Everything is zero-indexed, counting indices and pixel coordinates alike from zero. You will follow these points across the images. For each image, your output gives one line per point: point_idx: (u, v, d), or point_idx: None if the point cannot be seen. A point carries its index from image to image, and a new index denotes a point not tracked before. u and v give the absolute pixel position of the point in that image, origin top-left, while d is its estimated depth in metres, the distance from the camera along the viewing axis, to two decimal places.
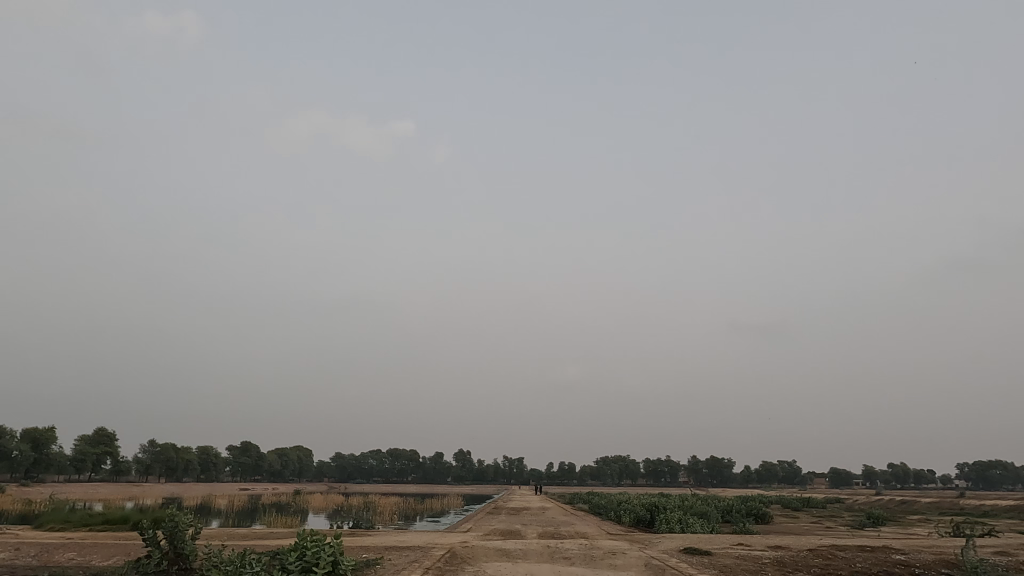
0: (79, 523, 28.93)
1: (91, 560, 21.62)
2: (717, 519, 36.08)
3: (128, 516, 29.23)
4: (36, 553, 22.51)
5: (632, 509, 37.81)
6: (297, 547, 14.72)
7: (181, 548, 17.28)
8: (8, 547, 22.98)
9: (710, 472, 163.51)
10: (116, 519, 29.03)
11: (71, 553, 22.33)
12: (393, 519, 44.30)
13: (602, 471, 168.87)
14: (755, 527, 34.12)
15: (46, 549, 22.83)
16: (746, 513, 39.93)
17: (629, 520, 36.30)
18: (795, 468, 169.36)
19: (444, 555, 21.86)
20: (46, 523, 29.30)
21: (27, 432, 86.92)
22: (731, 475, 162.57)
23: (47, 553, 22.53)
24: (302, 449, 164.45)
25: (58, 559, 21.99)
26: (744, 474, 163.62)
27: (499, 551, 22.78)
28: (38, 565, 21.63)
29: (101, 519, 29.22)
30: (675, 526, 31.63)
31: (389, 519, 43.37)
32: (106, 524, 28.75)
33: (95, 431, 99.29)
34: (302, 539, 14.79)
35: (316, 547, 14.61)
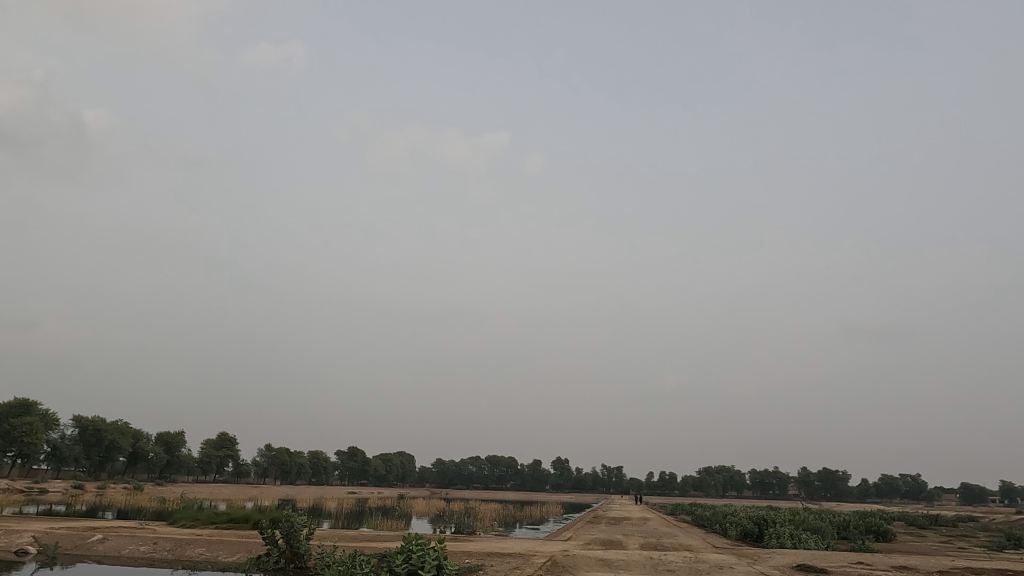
0: (206, 522, 31.10)
1: (219, 556, 23.27)
2: (832, 535, 33.88)
3: (249, 516, 31.12)
4: (171, 547, 24.46)
5: (739, 522, 36.18)
6: (402, 551, 15.16)
7: (297, 547, 18.23)
8: (147, 541, 25.14)
9: (824, 485, 154.80)
10: (238, 518, 30.99)
11: (200, 548, 24.11)
12: (493, 526, 44.85)
13: (705, 482, 163.52)
14: (875, 545, 31.75)
15: (179, 544, 24.75)
16: (865, 530, 37.34)
17: (735, 533, 34.87)
18: (920, 483, 156.92)
19: (545, 564, 21.70)
20: (178, 520, 31.81)
21: (161, 435, 94.53)
22: (847, 489, 152.97)
23: (180, 548, 24.41)
24: (404, 454, 169.72)
25: (190, 554, 23.76)
26: (862, 488, 153.77)
27: (600, 562, 22.50)
28: (172, 559, 23.50)
29: (225, 518, 31.28)
30: (786, 541, 30.00)
31: (490, 526, 43.77)
32: (230, 522, 30.85)
33: (218, 435, 106.88)
34: (407, 543, 15.18)
35: (422, 551, 14.94)
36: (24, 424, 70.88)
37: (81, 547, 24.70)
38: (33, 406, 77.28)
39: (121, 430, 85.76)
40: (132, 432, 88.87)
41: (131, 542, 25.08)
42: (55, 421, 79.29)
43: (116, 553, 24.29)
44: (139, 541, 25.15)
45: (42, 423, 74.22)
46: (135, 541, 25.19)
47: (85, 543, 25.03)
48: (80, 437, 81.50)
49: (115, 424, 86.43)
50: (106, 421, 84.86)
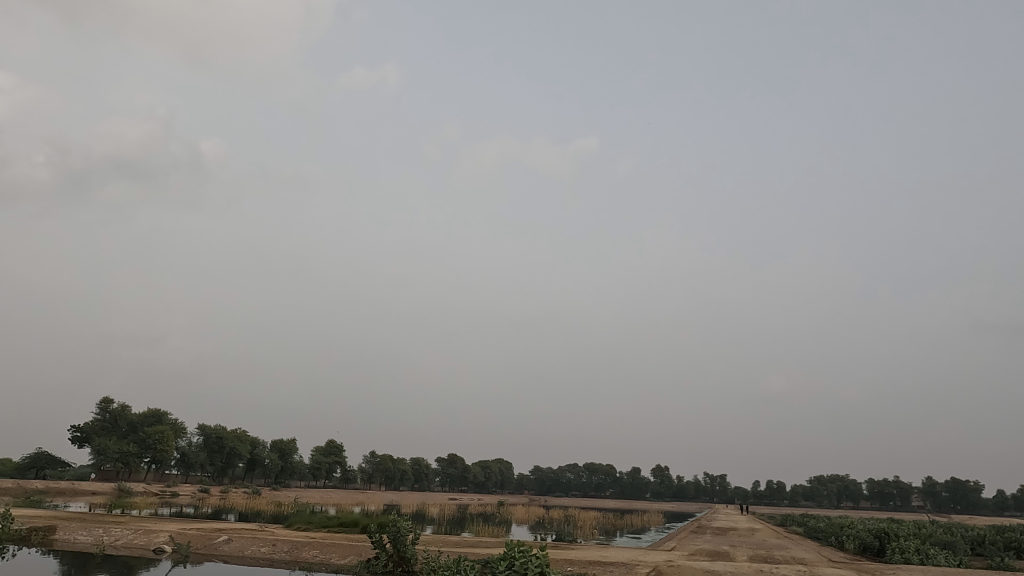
0: (319, 525, 32.64)
1: (332, 558, 24.39)
2: (966, 552, 31.11)
3: (357, 520, 32.37)
4: (288, 549, 25.87)
5: (857, 535, 33.93)
6: (505, 557, 15.29)
7: (403, 551, 18.82)
8: (267, 542, 26.72)
9: (952, 497, 142.82)
10: (348, 521, 32.38)
11: (314, 550, 25.36)
12: (594, 534, 44.46)
13: (817, 492, 154.55)
14: (1017, 564, 28.93)
15: (295, 546, 26.15)
16: (1003, 547, 34.10)
17: (854, 547, 32.81)
18: None
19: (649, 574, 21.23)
20: (294, 523, 33.53)
21: (275, 443, 100.30)
22: (980, 501, 140.26)
23: (296, 549, 25.78)
24: (503, 461, 171.11)
25: (305, 555, 25.04)
26: (998, 500, 140.65)
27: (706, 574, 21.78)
28: (290, 560, 24.88)
29: (335, 522, 32.66)
30: (912, 556, 27.87)
31: (591, 534, 43.30)
32: (340, 526, 32.15)
33: (327, 443, 112.04)
34: (510, 549, 15.30)
35: (524, 558, 15.03)
36: (155, 432, 77.04)
37: (209, 547, 26.57)
38: (164, 415, 84.09)
39: (240, 437, 91.72)
40: (250, 440, 94.72)
41: (253, 543, 26.75)
42: (183, 429, 85.89)
43: (240, 553, 25.97)
44: (260, 543, 26.74)
45: (171, 431, 80.48)
46: (256, 542, 26.84)
47: (213, 543, 26.88)
48: (204, 444, 87.93)
49: (235, 432, 92.48)
50: (227, 429, 91.11)
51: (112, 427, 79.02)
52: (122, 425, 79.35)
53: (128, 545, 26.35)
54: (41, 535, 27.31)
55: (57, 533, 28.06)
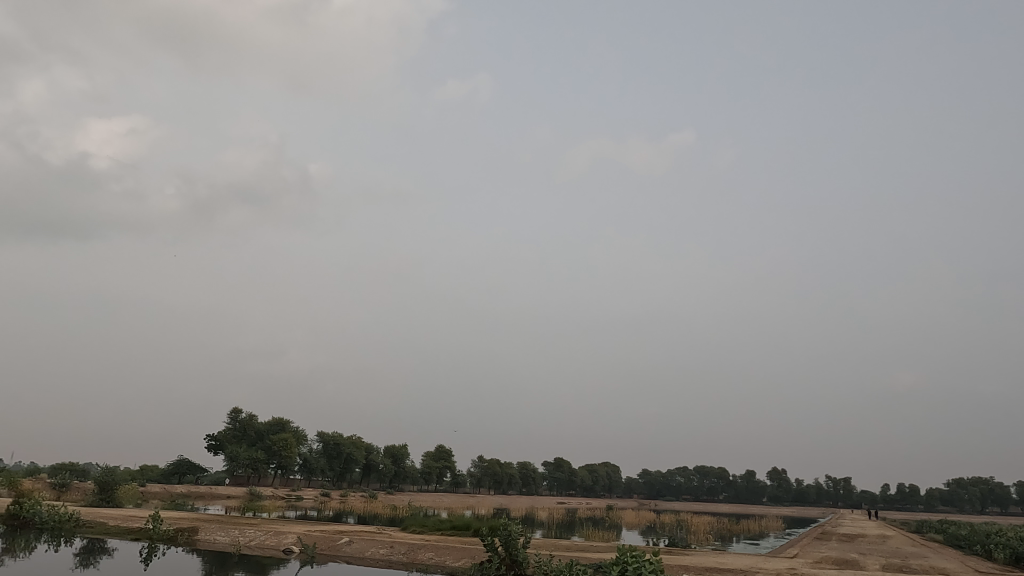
0: (433, 527, 33.59)
1: (446, 560, 25.05)
2: None
3: (469, 523, 32.99)
4: (405, 551, 26.82)
5: (1007, 543, 30.91)
6: (617, 562, 15.07)
7: (515, 555, 19.01)
8: (385, 544, 27.78)
9: None
10: (460, 525, 33.11)
11: (429, 553, 26.06)
12: (708, 539, 42.89)
13: (956, 496, 142.04)
14: None
15: (412, 548, 26.99)
16: None
17: (1004, 557, 29.82)
18: None
19: None
20: (409, 526, 34.71)
21: (388, 448, 104.28)
22: None
23: (412, 552, 26.63)
24: (610, 465, 169.38)
25: (421, 557, 25.84)
26: None
27: None
28: (407, 561, 25.79)
29: (449, 526, 33.41)
30: None
31: (706, 540, 41.82)
32: (453, 529, 32.92)
33: (436, 448, 115.05)
34: (622, 554, 15.06)
35: (636, 562, 14.80)
36: (280, 440, 82.16)
37: (333, 547, 28.04)
38: (287, 423, 89.52)
39: (356, 443, 96.22)
40: (365, 445, 99.03)
41: (372, 545, 27.94)
42: (304, 436, 91.03)
43: (361, 554, 27.22)
44: (378, 545, 27.83)
45: (294, 438, 85.51)
46: (376, 544, 27.99)
47: (336, 544, 28.35)
48: (323, 451, 92.73)
49: (351, 439, 96.99)
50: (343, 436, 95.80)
51: (242, 434, 85.05)
52: (250, 433, 85.16)
53: (261, 545, 28.27)
54: (186, 535, 29.88)
55: (200, 533, 30.59)
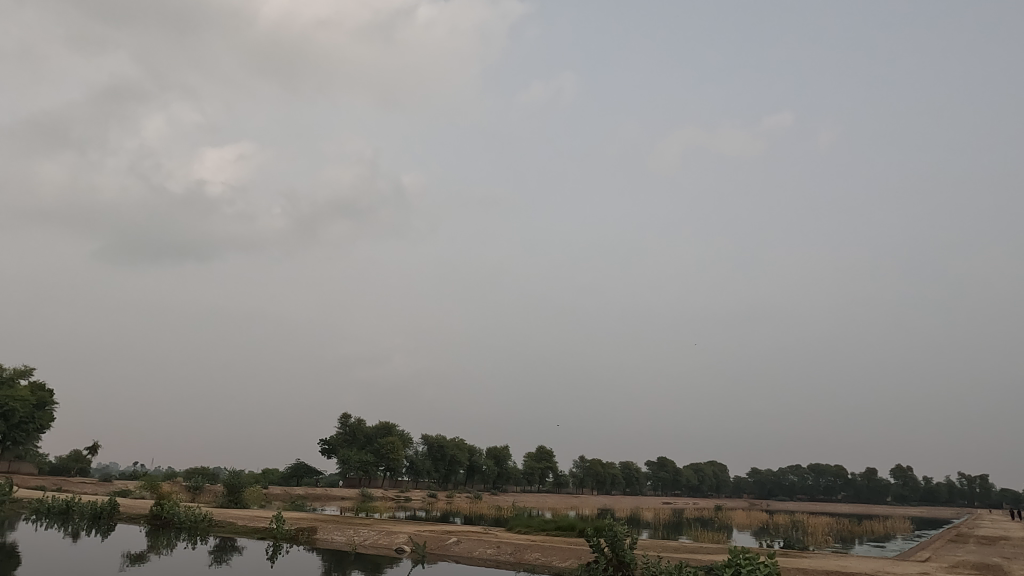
0: (538, 528, 33.76)
1: (553, 561, 25.10)
2: None
3: (574, 524, 32.91)
4: (512, 551, 27.08)
5: None
6: (730, 565, 14.54)
7: (622, 556, 18.73)
8: (492, 544, 28.15)
9: None
10: (565, 525, 33.07)
11: (536, 553, 26.15)
12: (828, 541, 40.50)
13: None
14: None
15: (519, 548, 27.21)
16: None
17: None
18: None
19: None
20: (515, 526, 35.00)
21: (490, 449, 105.87)
22: None
23: (519, 552, 26.87)
24: (716, 464, 164.65)
25: (528, 557, 26.03)
26: None
27: None
28: (514, 561, 26.04)
29: (553, 526, 33.47)
30: None
31: (825, 542, 39.58)
32: (558, 530, 32.95)
33: (537, 448, 115.66)
34: (735, 556, 14.54)
35: (751, 565, 14.22)
36: (388, 443, 85.33)
37: (442, 547, 28.78)
38: (393, 427, 92.88)
39: (459, 445, 98.46)
40: (467, 447, 101.07)
41: (479, 545, 28.39)
42: (410, 439, 94.12)
43: (469, 554, 27.76)
44: (485, 544, 28.27)
45: (400, 441, 88.54)
46: (482, 544, 28.45)
47: (445, 543, 29.09)
48: (428, 453, 95.48)
49: (454, 441, 99.31)
50: (447, 439, 98.25)
51: (352, 438, 89.11)
52: (360, 436, 89.04)
53: (375, 545, 29.43)
54: (306, 535, 31.59)
55: (319, 532, 32.24)
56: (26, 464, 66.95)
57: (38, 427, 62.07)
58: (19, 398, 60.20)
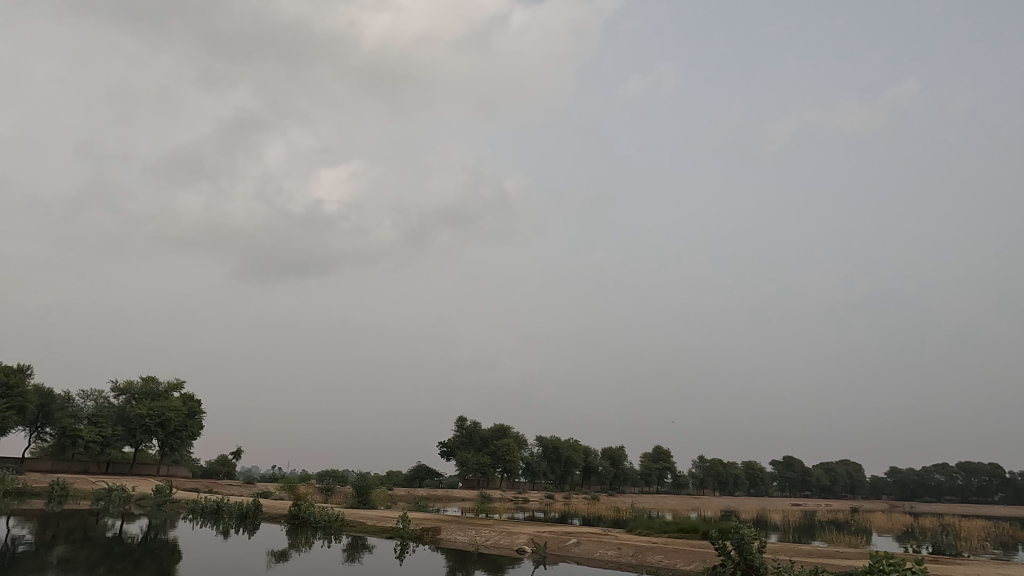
0: (659, 530, 33.01)
1: (677, 564, 24.46)
2: None
3: (697, 526, 31.89)
4: (633, 553, 26.64)
5: None
6: (871, 571, 13.56)
7: (750, 560, 17.91)
8: (614, 546, 27.85)
9: None
10: (688, 527, 32.10)
11: (659, 556, 25.60)
12: (986, 547, 36.72)
13: None
14: None
15: (641, 550, 26.72)
16: None
17: None
18: None
19: None
20: (635, 528, 34.43)
21: (606, 450, 104.99)
22: None
23: (641, 553, 26.41)
24: (850, 463, 154.69)
25: (651, 560, 25.52)
26: None
27: None
28: (636, 564, 25.63)
29: (675, 527, 32.68)
30: None
31: (983, 548, 35.52)
32: (680, 532, 32.06)
33: (654, 449, 113.36)
34: (875, 562, 13.54)
35: (894, 570, 13.22)
36: (504, 445, 86.58)
37: (562, 548, 28.82)
38: (508, 429, 94.26)
39: (574, 446, 98.39)
40: (582, 448, 100.77)
41: (600, 546, 28.17)
42: (525, 441, 95.12)
43: (590, 555, 27.62)
44: (607, 546, 28.04)
45: (515, 442, 89.69)
46: (603, 545, 28.21)
47: (565, 544, 29.14)
48: (544, 454, 96.13)
49: (568, 442, 99.41)
50: (562, 440, 98.49)
51: (470, 441, 91.39)
52: (476, 439, 91.16)
53: (497, 545, 29.94)
54: (430, 534, 32.71)
55: (443, 533, 33.24)
56: (181, 468, 73.79)
57: (190, 435, 68.15)
58: (173, 408, 66.42)
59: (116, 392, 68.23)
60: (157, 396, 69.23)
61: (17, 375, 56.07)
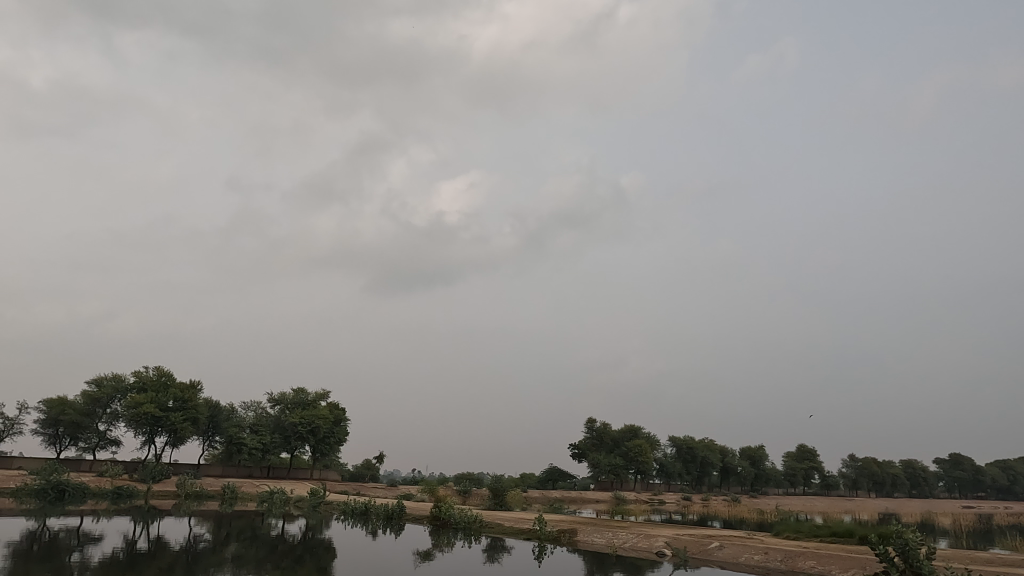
0: (810, 534, 30.96)
1: (832, 571, 22.82)
2: None
3: (853, 530, 29.59)
4: (782, 558, 25.20)
5: None
6: None
7: (919, 568, 16.37)
8: (760, 550, 26.47)
9: None
10: (842, 531, 29.88)
11: (811, 561, 24.06)
12: None
13: None
14: None
15: (791, 555, 25.22)
16: None
17: None
18: None
19: None
20: (782, 531, 32.58)
21: (745, 450, 100.54)
22: None
23: (790, 559, 24.93)
24: None
25: (802, 566, 24.03)
26: None
27: None
28: (786, 570, 24.23)
29: (828, 531, 30.51)
30: None
31: None
32: (834, 536, 29.91)
33: (798, 448, 106.99)
34: None
35: None
36: (635, 446, 85.14)
37: (704, 552, 27.80)
38: (639, 430, 92.61)
39: (709, 446, 94.96)
40: (719, 448, 97.02)
41: (745, 551, 26.91)
42: (657, 442, 93.08)
43: (735, 560, 26.46)
44: (752, 550, 26.72)
45: (648, 443, 87.90)
46: (748, 549, 26.92)
47: (707, 548, 28.11)
48: (678, 455, 93.56)
49: (703, 442, 96.15)
50: (696, 440, 95.51)
51: (600, 442, 90.73)
52: (607, 440, 90.33)
53: (635, 548, 29.42)
54: (567, 537, 32.74)
55: (579, 535, 33.16)
56: (332, 471, 79.07)
57: (337, 440, 72.82)
58: (321, 416, 71.34)
59: (272, 402, 74.42)
60: (307, 405, 74.66)
61: (190, 390, 62.59)
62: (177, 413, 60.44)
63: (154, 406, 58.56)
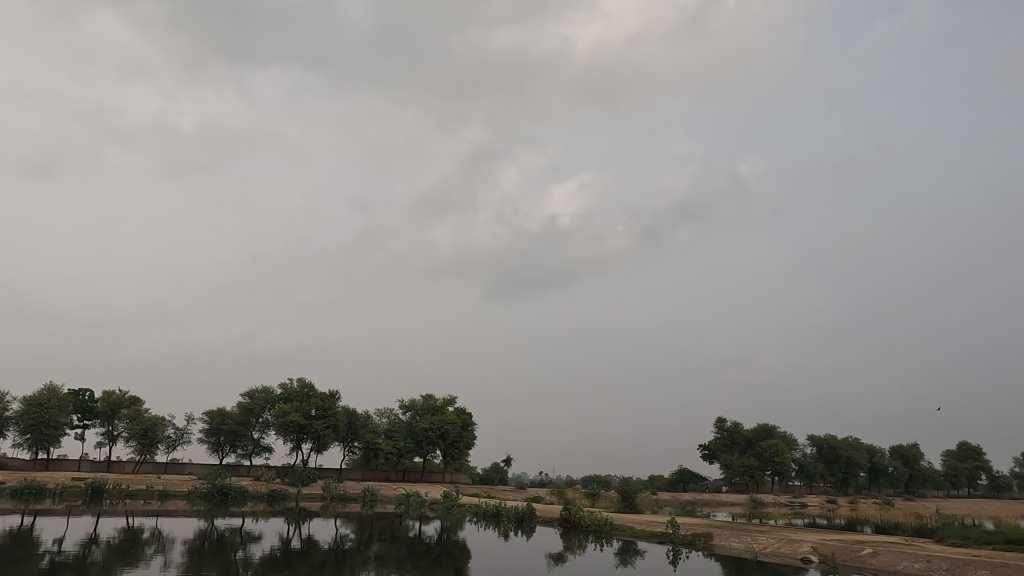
0: (979, 541, 27.92)
1: None
2: None
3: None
4: (948, 567, 22.91)
5: None
6: None
7: None
8: (920, 558, 24.20)
9: None
10: (1019, 539, 26.67)
11: (983, 571, 21.75)
12: None
13: None
14: None
15: (957, 564, 22.89)
16: None
17: None
18: None
19: None
20: (946, 538, 29.64)
21: (895, 449, 92.84)
22: None
23: (958, 568, 22.62)
24: None
25: None
26: None
27: None
28: None
29: (1002, 539, 27.34)
30: None
31: None
32: (1009, 544, 26.77)
33: (959, 446, 97.19)
34: None
35: None
36: (771, 446, 80.96)
37: (856, 559, 25.83)
38: (774, 429, 87.93)
39: (855, 446, 88.40)
40: (866, 447, 90.18)
41: (903, 558, 24.72)
42: (795, 441, 88.01)
43: (891, 568, 24.42)
44: (912, 558, 24.50)
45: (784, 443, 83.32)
46: (908, 556, 24.73)
47: (859, 555, 26.10)
48: (819, 455, 87.89)
49: (848, 441, 89.78)
50: (838, 439, 89.39)
51: (732, 443, 87.10)
52: (739, 441, 86.51)
53: (777, 553, 27.91)
54: (703, 541, 31.64)
55: (715, 539, 31.92)
56: (463, 475, 81.35)
57: (466, 444, 74.87)
58: (450, 421, 73.71)
59: (404, 409, 77.90)
60: (436, 411, 77.45)
61: (330, 399, 66.82)
62: (319, 420, 64.70)
63: (299, 415, 63.13)
